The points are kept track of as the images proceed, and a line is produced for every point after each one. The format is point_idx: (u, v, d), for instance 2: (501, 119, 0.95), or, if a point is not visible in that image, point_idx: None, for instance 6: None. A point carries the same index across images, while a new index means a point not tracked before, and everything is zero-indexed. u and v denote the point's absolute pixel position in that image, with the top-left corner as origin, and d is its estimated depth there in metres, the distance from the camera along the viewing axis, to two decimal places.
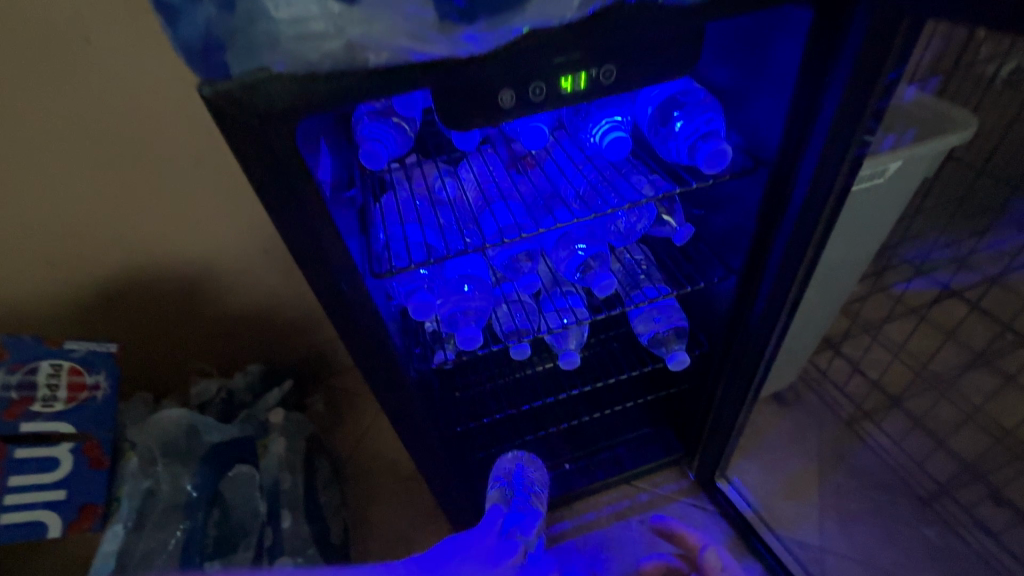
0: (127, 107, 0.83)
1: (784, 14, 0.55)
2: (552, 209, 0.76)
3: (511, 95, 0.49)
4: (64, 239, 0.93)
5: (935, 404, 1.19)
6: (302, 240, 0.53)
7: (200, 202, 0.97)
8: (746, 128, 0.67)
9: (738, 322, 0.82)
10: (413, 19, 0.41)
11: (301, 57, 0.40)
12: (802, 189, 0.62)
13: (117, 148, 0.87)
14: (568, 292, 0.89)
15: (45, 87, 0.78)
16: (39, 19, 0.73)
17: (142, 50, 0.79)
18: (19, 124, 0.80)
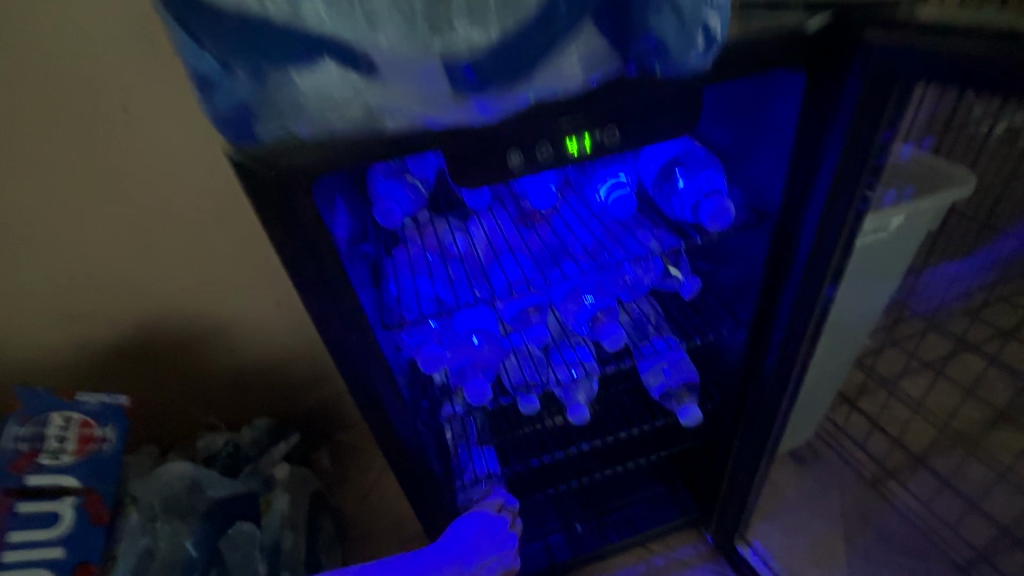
0: (153, 167, 0.88)
1: (778, 78, 0.58)
2: (560, 263, 0.78)
3: (519, 155, 0.52)
4: (84, 292, 0.96)
5: (954, 466, 1.15)
6: (314, 291, 0.55)
7: (217, 255, 1.01)
8: (747, 185, 0.69)
9: (750, 376, 0.80)
10: (431, 89, 0.44)
11: (323, 124, 0.43)
12: (807, 241, 0.63)
13: (140, 205, 0.91)
14: (577, 344, 0.89)
15: (79, 151, 0.84)
16: (80, 91, 0.79)
17: (173, 116, 0.85)
18: (51, 182, 0.85)
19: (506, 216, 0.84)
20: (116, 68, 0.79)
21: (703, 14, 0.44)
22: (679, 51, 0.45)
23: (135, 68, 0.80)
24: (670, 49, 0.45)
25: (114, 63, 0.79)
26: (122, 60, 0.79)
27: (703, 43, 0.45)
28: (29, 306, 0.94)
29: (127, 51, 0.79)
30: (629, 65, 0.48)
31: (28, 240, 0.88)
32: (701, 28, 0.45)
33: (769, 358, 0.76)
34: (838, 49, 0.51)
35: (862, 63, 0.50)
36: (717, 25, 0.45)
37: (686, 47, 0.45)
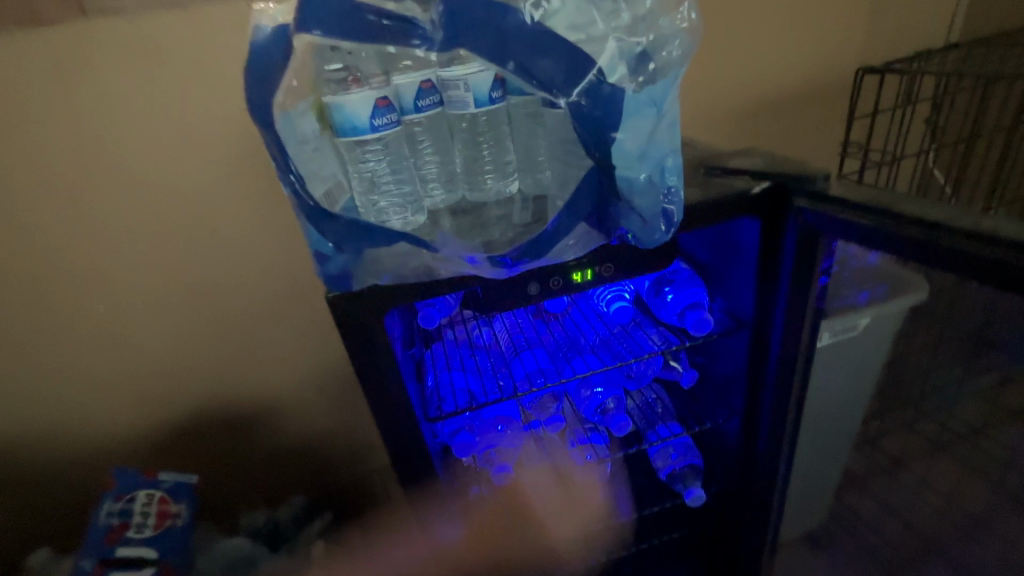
0: (226, 270, 1.05)
1: (739, 221, 0.73)
2: (570, 358, 0.91)
3: (535, 286, 0.68)
4: (157, 373, 1.11)
5: (985, 555, 1.13)
6: (375, 387, 0.70)
7: (271, 341, 1.15)
8: (727, 296, 0.83)
9: (747, 460, 0.90)
10: (474, 262, 0.63)
11: (397, 275, 0.63)
12: (777, 346, 0.76)
13: (211, 298, 1.07)
14: (590, 430, 0.98)
15: (169, 257, 1.01)
16: (177, 209, 0.98)
17: (248, 225, 1.02)
18: (146, 294, 1.03)
19: (524, 313, 0.99)
20: (213, 190, 0.98)
21: (652, 214, 0.64)
22: (647, 237, 0.65)
23: (230, 195, 0.99)
24: (640, 235, 0.65)
25: (207, 188, 0.97)
26: (222, 189, 0.98)
27: (665, 226, 0.64)
28: (114, 394, 1.11)
29: (224, 180, 0.98)
30: (613, 240, 0.66)
31: (125, 341, 1.06)
32: (653, 219, 0.64)
33: (760, 437, 0.86)
34: (776, 207, 0.67)
35: (794, 220, 0.66)
36: (674, 211, 0.65)
37: (644, 230, 0.65)
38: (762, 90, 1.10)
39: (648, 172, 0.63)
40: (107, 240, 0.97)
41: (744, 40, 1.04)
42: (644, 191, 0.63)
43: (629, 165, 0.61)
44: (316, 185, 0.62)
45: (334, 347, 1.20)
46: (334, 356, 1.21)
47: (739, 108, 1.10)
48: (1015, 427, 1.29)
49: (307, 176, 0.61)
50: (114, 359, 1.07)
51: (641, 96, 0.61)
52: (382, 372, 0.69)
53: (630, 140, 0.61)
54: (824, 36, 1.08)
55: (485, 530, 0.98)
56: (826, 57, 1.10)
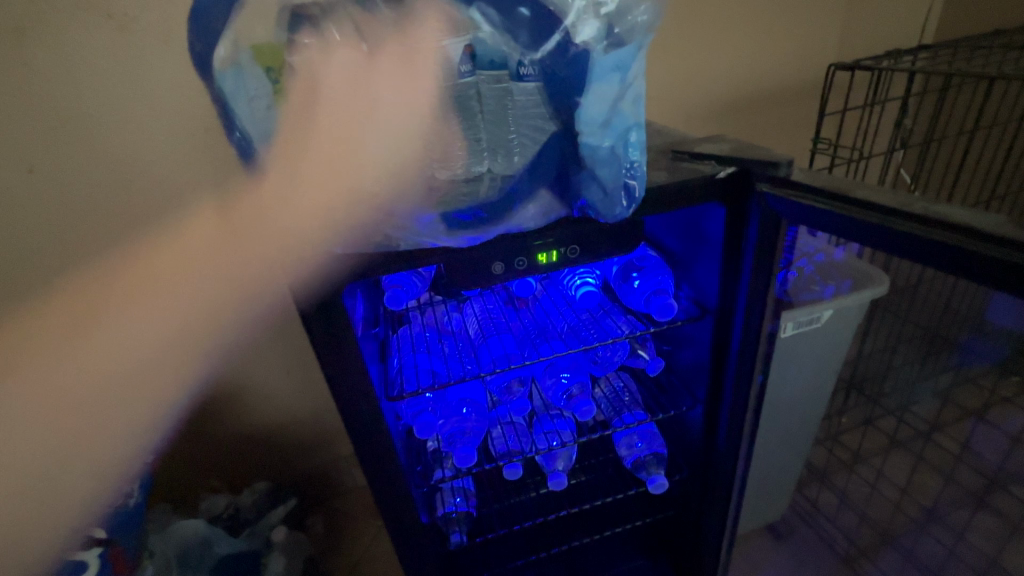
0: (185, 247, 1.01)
1: (706, 209, 0.73)
2: (538, 343, 0.90)
3: (501, 264, 0.68)
4: None
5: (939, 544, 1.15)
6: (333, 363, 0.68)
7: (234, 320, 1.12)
8: (694, 285, 0.83)
9: (709, 448, 0.90)
10: (429, 227, 0.61)
11: (355, 240, 0.60)
12: (738, 335, 0.76)
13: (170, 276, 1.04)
14: (556, 417, 1.00)
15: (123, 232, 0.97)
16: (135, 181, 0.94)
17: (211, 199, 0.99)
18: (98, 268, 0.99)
19: (495, 299, 0.99)
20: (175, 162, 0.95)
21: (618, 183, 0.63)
22: (607, 209, 0.64)
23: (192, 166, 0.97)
24: (599, 208, 0.64)
25: (169, 159, 0.94)
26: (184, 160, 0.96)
27: (625, 202, 0.64)
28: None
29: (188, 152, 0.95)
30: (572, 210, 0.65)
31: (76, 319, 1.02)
32: (619, 191, 0.64)
33: (721, 425, 0.86)
34: (740, 194, 0.68)
35: (756, 205, 0.66)
36: (635, 185, 0.65)
37: (609, 202, 0.64)
38: (738, 83, 1.11)
39: (612, 139, 0.62)
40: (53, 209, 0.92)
41: (717, 34, 1.05)
42: (607, 158, 0.62)
43: (593, 132, 0.61)
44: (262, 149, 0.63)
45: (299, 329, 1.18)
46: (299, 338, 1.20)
47: (712, 101, 1.11)
48: (969, 424, 1.33)
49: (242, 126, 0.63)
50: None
51: (597, 64, 0.59)
52: (344, 346, 0.67)
53: (587, 109, 0.60)
54: (799, 34, 1.09)
55: (450, 516, 0.96)
56: (801, 55, 1.11)
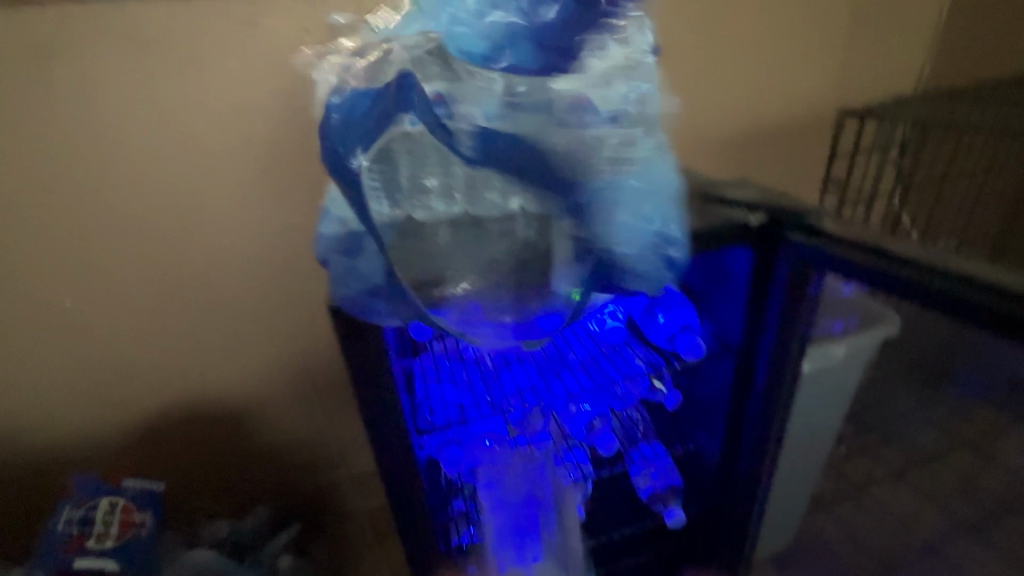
0: (207, 264, 1.06)
1: (733, 250, 0.75)
2: (558, 372, 0.95)
3: (537, 303, 0.67)
4: (134, 360, 1.11)
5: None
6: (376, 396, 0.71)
7: (249, 336, 1.16)
8: (715, 322, 0.85)
9: (728, 482, 0.92)
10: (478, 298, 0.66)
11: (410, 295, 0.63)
12: (763, 375, 0.79)
13: (191, 292, 1.08)
14: (574, 447, 1.00)
15: (151, 248, 1.02)
16: (164, 201, 0.99)
17: (235, 220, 1.04)
18: (142, 291, 1.05)
19: None
20: (204, 186, 1.00)
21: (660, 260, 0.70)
22: (645, 281, 0.70)
23: (217, 188, 1.00)
24: (637, 279, 0.69)
25: (197, 182, 0.99)
26: (211, 182, 1.00)
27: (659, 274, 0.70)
28: (103, 389, 1.12)
29: (215, 176, 0.99)
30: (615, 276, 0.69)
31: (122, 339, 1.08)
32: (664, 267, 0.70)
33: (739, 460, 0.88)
34: (771, 239, 0.70)
35: (788, 251, 0.68)
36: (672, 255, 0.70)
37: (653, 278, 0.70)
38: (747, 123, 1.16)
39: (647, 226, 0.69)
40: (109, 237, 0.99)
41: (728, 78, 1.10)
42: (641, 242, 0.69)
43: (628, 222, 0.69)
44: (344, 244, 0.63)
45: (322, 350, 1.21)
46: (324, 359, 1.23)
47: (722, 140, 1.16)
48: None
49: (330, 223, 0.66)
50: (106, 352, 1.09)
51: (618, 164, 0.69)
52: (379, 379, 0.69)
53: (622, 202, 0.68)
54: (805, 79, 1.15)
55: (468, 546, 0.98)
56: (807, 98, 1.17)
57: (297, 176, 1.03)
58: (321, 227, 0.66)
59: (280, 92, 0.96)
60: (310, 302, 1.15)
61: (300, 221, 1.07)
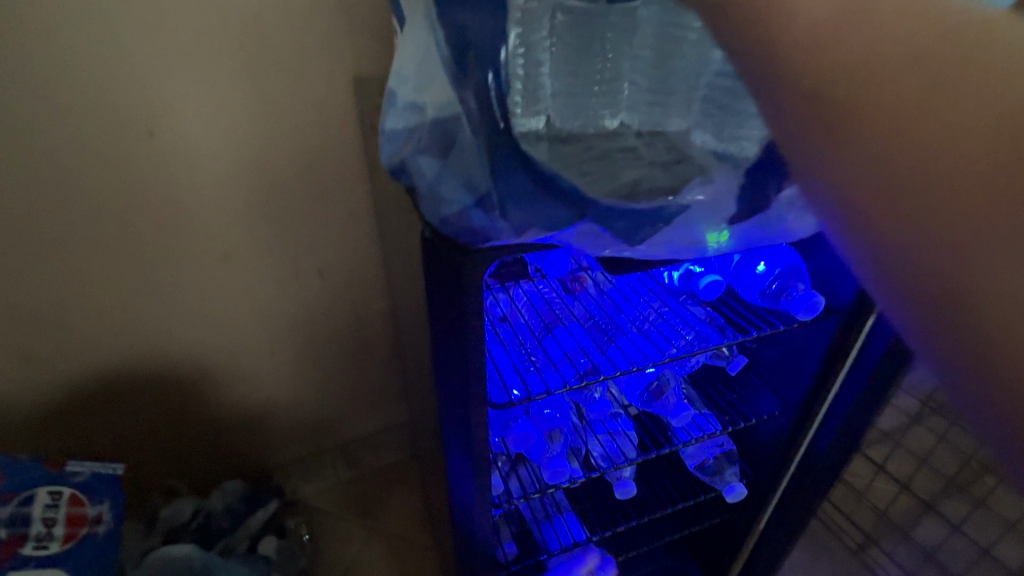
0: (169, 191, 0.81)
1: None
2: (612, 336, 0.79)
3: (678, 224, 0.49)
4: (63, 311, 0.86)
5: (939, 539, 1.16)
6: (447, 368, 0.56)
7: (221, 283, 0.93)
8: (815, 276, 0.71)
9: (793, 458, 0.83)
10: (624, 217, 0.47)
11: (530, 213, 0.45)
12: (880, 343, 0.67)
13: (146, 225, 0.83)
14: (619, 415, 0.89)
15: (89, 164, 0.76)
16: (107, 98, 0.72)
17: (209, 133, 0.79)
18: (97, 231, 0.81)
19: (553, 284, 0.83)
20: (162, 79, 0.73)
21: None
22: None
23: (183, 86, 0.75)
24: None
25: (154, 73, 0.73)
26: (173, 76, 0.74)
27: None
28: (47, 356, 0.89)
29: (181, 67, 0.73)
30: None
31: (71, 292, 0.85)
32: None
33: (817, 434, 0.79)
34: None
35: None
36: None
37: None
38: None
39: None
40: (56, 160, 0.74)
41: None
42: None
43: None
44: (432, 145, 0.45)
45: (320, 309, 1.02)
46: (320, 320, 1.04)
47: None
48: None
49: (399, 114, 0.46)
50: (36, 302, 0.84)
51: None
52: (451, 334, 0.53)
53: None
54: None
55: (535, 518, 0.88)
56: None
57: (305, 95, 0.80)
58: (385, 123, 0.46)
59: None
60: (310, 255, 0.95)
61: (302, 153, 0.85)
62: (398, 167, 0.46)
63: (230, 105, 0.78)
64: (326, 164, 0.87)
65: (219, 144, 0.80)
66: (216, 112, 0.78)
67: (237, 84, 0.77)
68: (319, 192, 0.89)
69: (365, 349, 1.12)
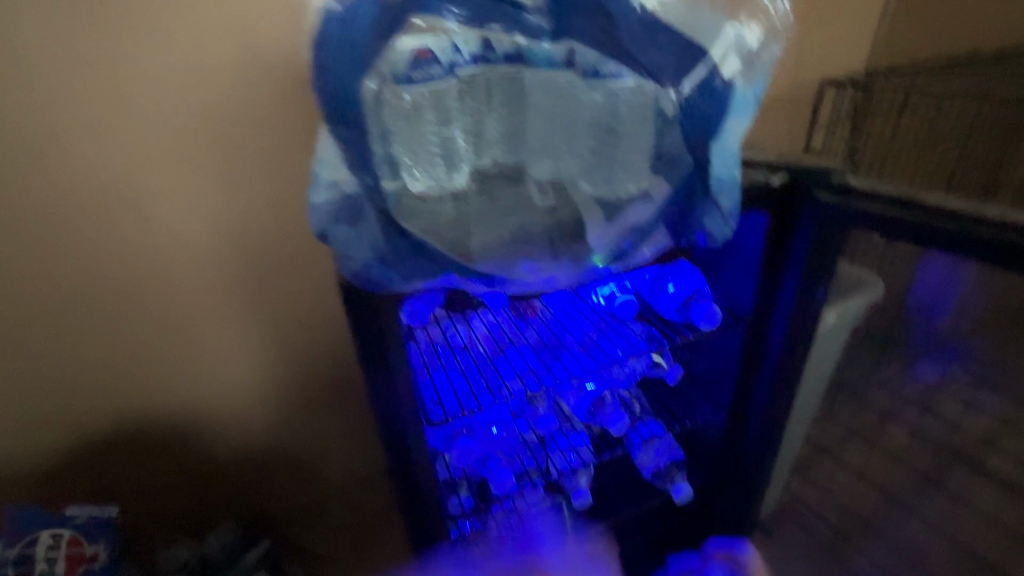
0: (153, 265, 0.90)
1: (746, 218, 0.74)
2: (558, 355, 0.87)
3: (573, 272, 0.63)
4: (59, 378, 0.93)
5: (900, 528, 1.23)
6: (395, 399, 0.65)
7: (205, 341, 1.01)
8: (722, 292, 0.83)
9: (731, 456, 0.92)
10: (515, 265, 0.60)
11: (430, 269, 0.57)
12: (778, 342, 0.78)
13: (132, 295, 0.91)
14: (569, 431, 0.97)
15: (78, 246, 0.84)
16: (93, 189, 0.81)
17: (185, 209, 0.88)
18: (94, 307, 0.90)
19: (505, 313, 0.91)
20: (140, 167, 0.83)
21: (725, 179, 0.61)
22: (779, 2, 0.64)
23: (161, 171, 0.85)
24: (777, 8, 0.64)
25: (135, 163, 0.82)
26: (151, 164, 0.83)
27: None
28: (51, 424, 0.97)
29: (156, 156, 0.83)
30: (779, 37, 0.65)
31: (70, 362, 0.93)
32: (734, 213, 0.63)
33: (747, 432, 0.88)
34: (788, 207, 0.69)
35: (810, 212, 0.67)
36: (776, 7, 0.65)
37: (724, 228, 0.63)
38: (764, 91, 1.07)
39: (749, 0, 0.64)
40: (52, 248, 0.83)
41: None
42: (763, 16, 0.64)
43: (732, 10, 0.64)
44: (345, 214, 0.56)
45: (299, 357, 1.10)
46: (299, 369, 1.12)
47: None
48: None
49: (321, 191, 0.55)
50: (34, 372, 0.91)
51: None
52: (393, 368, 0.62)
53: (706, 119, 0.59)
54: (823, 50, 1.08)
55: (507, 535, 0.94)
56: (814, 67, 1.09)
57: (271, 169, 0.92)
58: (310, 199, 0.56)
59: (252, 75, 0.83)
60: (284, 310, 1.04)
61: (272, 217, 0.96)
62: (322, 233, 0.56)
63: (204, 185, 0.88)
64: (294, 227, 0.98)
65: (194, 219, 0.89)
66: (193, 191, 0.87)
67: (207, 167, 0.86)
68: (290, 252, 1.00)
69: (343, 392, 1.19)
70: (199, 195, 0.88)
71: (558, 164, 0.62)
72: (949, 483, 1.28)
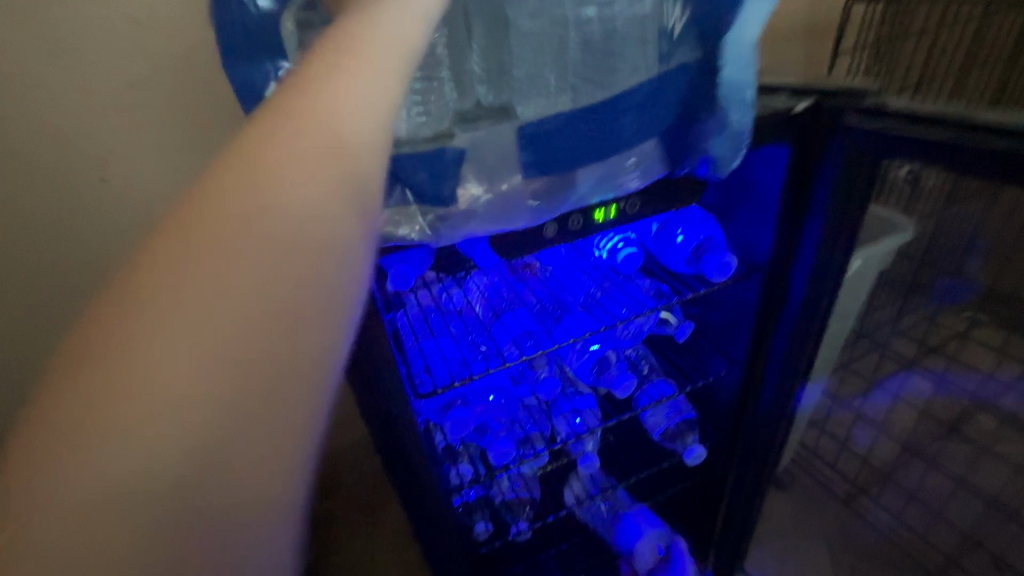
0: (118, 233, 0.83)
1: (764, 153, 0.66)
2: (559, 316, 0.81)
3: (553, 227, 0.61)
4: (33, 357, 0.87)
5: (919, 479, 1.19)
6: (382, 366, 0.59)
7: None
8: (736, 240, 0.76)
9: (744, 413, 0.86)
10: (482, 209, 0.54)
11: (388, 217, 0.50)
12: (799, 292, 0.71)
13: (99, 266, 0.84)
14: (573, 395, 0.90)
15: (37, 213, 0.77)
16: (46, 150, 0.74)
17: (148, 169, 0.81)
18: (64, 290, 0.83)
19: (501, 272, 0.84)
20: (95, 123, 0.75)
21: (738, 87, 0.55)
22: None
23: (119, 126, 0.77)
24: None
25: (88, 119, 0.75)
26: (106, 118, 0.76)
27: None
28: None
29: (111, 109, 0.76)
30: None
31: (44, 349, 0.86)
32: (740, 136, 0.57)
33: (763, 388, 0.82)
34: (814, 137, 0.61)
35: (837, 144, 0.59)
36: None
37: (731, 153, 0.58)
38: (778, 19, 0.97)
39: None
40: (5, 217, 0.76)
41: None
42: None
43: None
44: None
45: None
46: None
47: None
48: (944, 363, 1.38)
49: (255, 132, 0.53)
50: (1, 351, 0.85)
51: None
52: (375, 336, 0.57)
53: (715, 11, 0.52)
54: None
55: (512, 503, 0.90)
56: None
57: (241, 126, 0.84)
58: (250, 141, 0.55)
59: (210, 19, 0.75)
60: None
61: None
62: None
63: (168, 140, 0.80)
64: None
65: (158, 179, 0.82)
66: (155, 146, 0.80)
67: (170, 119, 0.79)
68: None
69: None
70: (161, 151, 0.81)
71: (547, 104, 0.52)
72: (971, 433, 1.23)
